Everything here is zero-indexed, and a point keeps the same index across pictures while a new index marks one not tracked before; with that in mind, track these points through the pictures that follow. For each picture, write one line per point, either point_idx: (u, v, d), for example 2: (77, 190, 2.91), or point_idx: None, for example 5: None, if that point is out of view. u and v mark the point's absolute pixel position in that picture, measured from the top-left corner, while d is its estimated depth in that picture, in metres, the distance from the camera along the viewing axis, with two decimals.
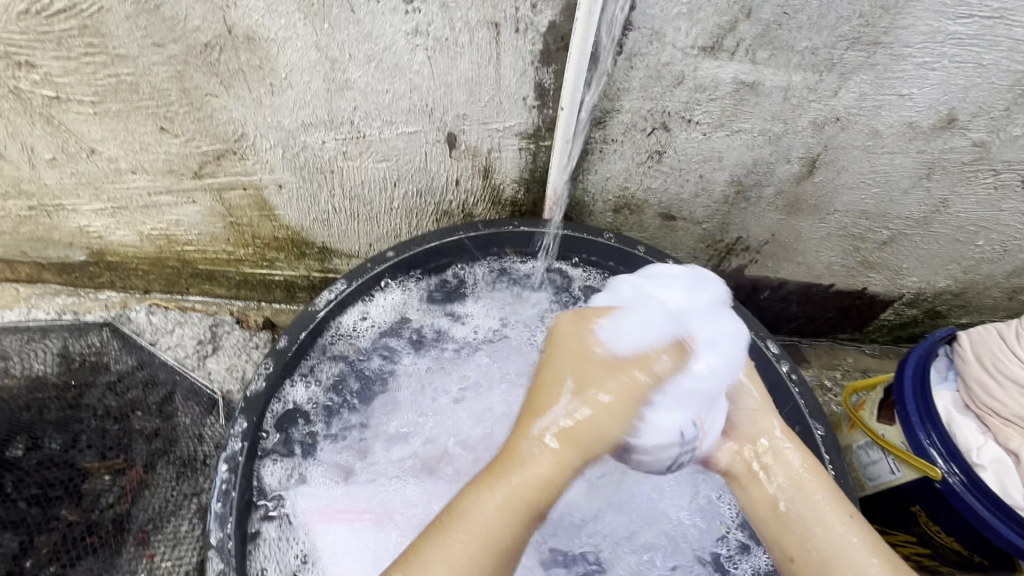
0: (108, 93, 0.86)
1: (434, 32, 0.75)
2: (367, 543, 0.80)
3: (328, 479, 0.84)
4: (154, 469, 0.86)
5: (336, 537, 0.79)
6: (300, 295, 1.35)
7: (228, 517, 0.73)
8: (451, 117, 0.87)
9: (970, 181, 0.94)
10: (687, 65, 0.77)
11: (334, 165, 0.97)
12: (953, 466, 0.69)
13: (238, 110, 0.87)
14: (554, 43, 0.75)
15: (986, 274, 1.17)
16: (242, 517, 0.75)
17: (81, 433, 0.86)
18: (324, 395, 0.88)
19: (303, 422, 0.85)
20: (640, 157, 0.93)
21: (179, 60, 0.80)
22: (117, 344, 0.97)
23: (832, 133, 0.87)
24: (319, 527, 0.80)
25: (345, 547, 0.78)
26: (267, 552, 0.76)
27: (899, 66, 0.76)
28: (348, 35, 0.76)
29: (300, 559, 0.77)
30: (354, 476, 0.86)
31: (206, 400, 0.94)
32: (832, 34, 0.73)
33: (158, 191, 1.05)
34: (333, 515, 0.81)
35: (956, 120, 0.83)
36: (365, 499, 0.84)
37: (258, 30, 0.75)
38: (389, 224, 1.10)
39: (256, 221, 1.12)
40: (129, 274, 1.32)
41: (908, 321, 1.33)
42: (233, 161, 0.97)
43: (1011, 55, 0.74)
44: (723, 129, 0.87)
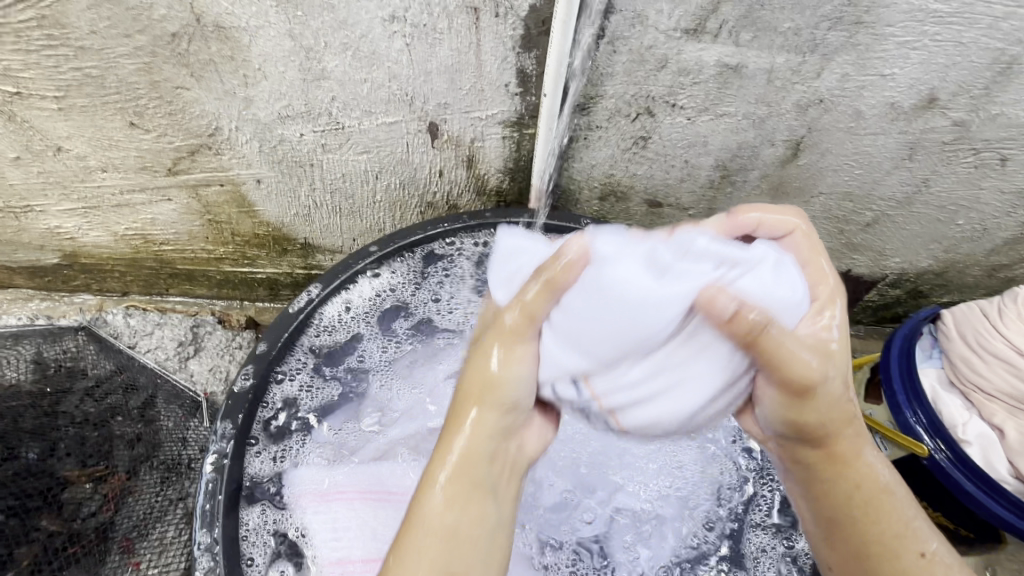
0: (72, 88, 0.82)
1: (411, 18, 0.72)
2: (366, 526, 0.77)
3: (323, 462, 0.82)
4: (137, 475, 0.84)
5: (333, 518, 0.77)
6: (284, 293, 1.33)
7: (218, 513, 0.70)
8: (432, 106, 0.85)
9: (950, 161, 0.94)
10: (670, 48, 0.76)
11: (314, 158, 0.95)
12: (940, 443, 0.69)
13: (211, 103, 0.85)
14: (535, 28, 0.74)
15: (966, 253, 1.19)
16: (232, 511, 0.72)
17: (58, 441, 0.80)
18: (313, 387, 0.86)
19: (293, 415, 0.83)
20: (625, 143, 0.92)
21: (146, 52, 0.77)
22: (94, 348, 0.95)
23: (815, 115, 0.87)
24: (316, 508, 0.77)
25: (344, 524, 0.76)
26: (256, 539, 0.73)
27: (881, 46, 0.76)
28: (322, 23, 0.73)
29: (297, 533, 0.76)
30: (350, 462, 0.84)
31: (188, 403, 0.94)
32: (815, 15, 0.72)
33: (131, 190, 1.02)
34: (330, 496, 0.79)
35: (937, 100, 0.83)
36: (362, 478, 0.81)
37: (228, 19, 0.72)
38: (372, 218, 1.08)
39: (235, 218, 1.09)
40: (105, 276, 1.28)
41: (891, 302, 1.35)
42: (208, 156, 0.94)
43: (991, 33, 0.74)
44: (708, 113, 0.87)
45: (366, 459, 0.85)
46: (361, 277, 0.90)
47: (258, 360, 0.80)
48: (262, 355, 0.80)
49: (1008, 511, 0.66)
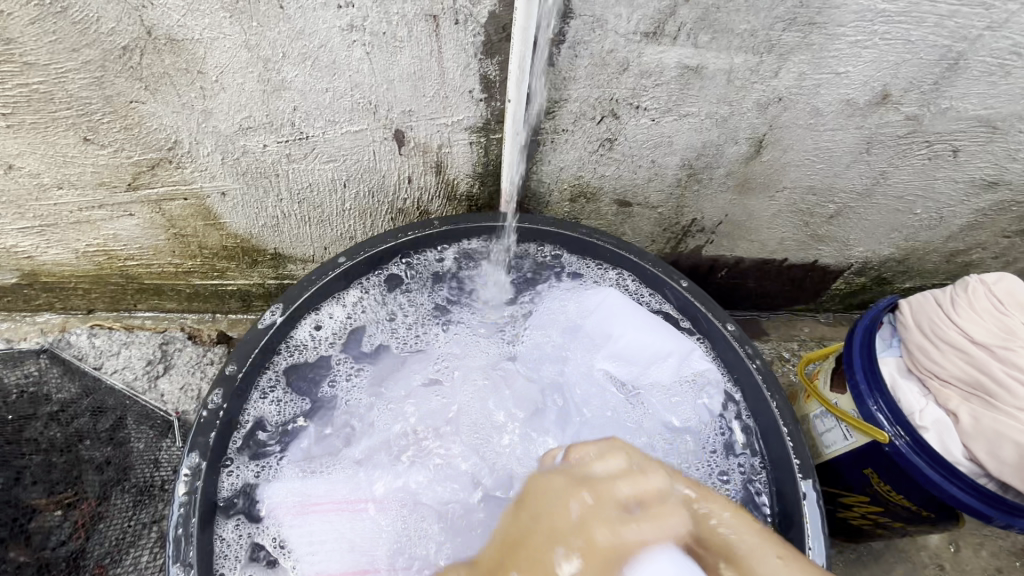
0: (21, 104, 0.79)
1: (370, 27, 0.72)
2: (339, 537, 0.75)
3: (299, 475, 0.80)
4: (109, 500, 0.82)
5: (313, 530, 0.75)
6: (256, 304, 1.30)
7: (191, 523, 0.69)
8: (397, 114, 0.84)
9: (905, 153, 0.97)
10: (631, 51, 0.77)
11: (279, 169, 0.93)
12: (899, 430, 0.72)
13: (168, 117, 0.82)
14: (496, 34, 0.74)
15: (925, 240, 1.23)
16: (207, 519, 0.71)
17: (24, 469, 0.80)
18: (287, 402, 0.84)
19: (267, 433, 0.82)
20: (592, 145, 0.92)
21: (96, 66, 0.75)
22: (58, 372, 0.92)
23: (776, 113, 0.89)
24: (295, 521, 0.75)
25: (320, 538, 0.74)
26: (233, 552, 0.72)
27: (834, 45, 0.78)
28: (279, 34, 0.72)
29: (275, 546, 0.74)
30: (323, 474, 0.81)
31: (160, 422, 0.91)
32: (769, 17, 0.73)
33: (89, 206, 0.99)
34: (308, 506, 0.77)
35: (890, 95, 0.86)
36: (342, 488, 0.79)
37: (181, 31, 0.71)
38: (342, 226, 1.07)
39: (201, 230, 1.07)
40: (68, 294, 1.24)
41: (857, 289, 1.39)
42: (169, 170, 0.92)
43: (937, 31, 0.77)
44: (671, 114, 0.88)
45: (341, 470, 0.81)
46: (330, 296, 0.91)
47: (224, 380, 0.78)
48: (230, 374, 0.79)
49: (963, 493, 0.68)
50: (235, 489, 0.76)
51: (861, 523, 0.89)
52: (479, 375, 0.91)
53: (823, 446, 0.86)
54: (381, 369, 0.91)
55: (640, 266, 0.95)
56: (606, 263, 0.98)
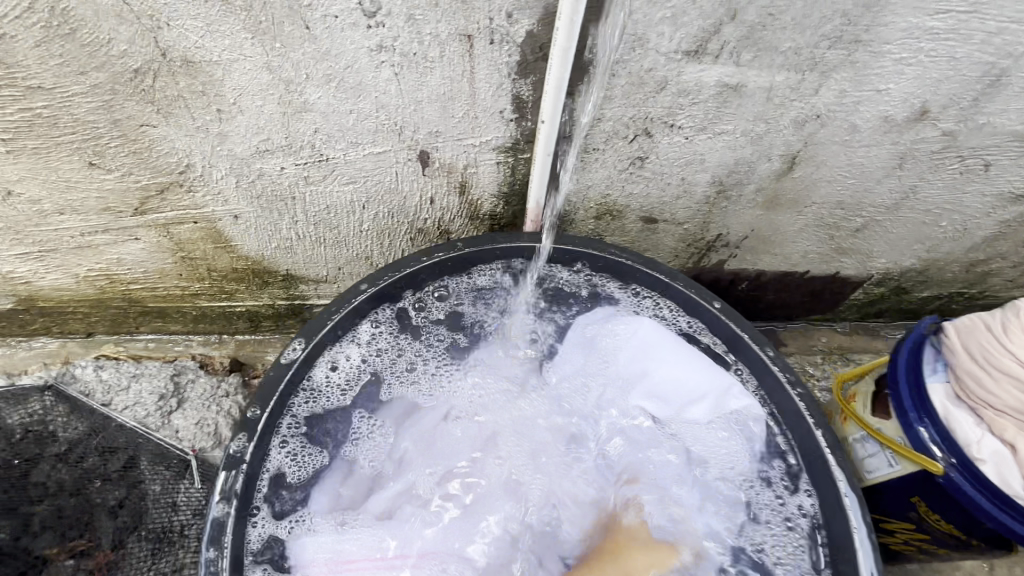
0: (22, 129, 0.74)
1: (401, 47, 0.68)
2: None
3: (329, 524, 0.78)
4: (124, 548, 0.78)
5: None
6: (265, 324, 1.25)
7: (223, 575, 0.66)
8: (423, 134, 0.81)
9: (937, 168, 0.96)
10: (671, 70, 0.74)
11: (296, 191, 0.89)
12: (951, 457, 0.71)
13: (181, 140, 0.78)
14: (532, 53, 0.70)
15: (947, 251, 1.22)
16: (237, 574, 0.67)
17: (32, 516, 0.78)
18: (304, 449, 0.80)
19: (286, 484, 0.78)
20: (623, 163, 0.89)
21: (106, 89, 0.70)
22: (63, 409, 0.86)
23: (812, 130, 0.86)
24: None
25: None
26: None
27: (878, 62, 0.76)
28: (303, 55, 0.68)
29: None
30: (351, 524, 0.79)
31: (176, 462, 0.84)
32: (815, 34, 0.71)
33: (93, 231, 0.94)
34: (340, 562, 0.75)
35: (929, 112, 0.84)
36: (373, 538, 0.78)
37: (199, 52, 0.66)
38: (358, 247, 1.03)
39: (210, 253, 1.02)
40: (67, 318, 1.19)
41: (876, 299, 1.38)
42: (180, 194, 0.87)
43: (983, 48, 0.75)
44: (706, 132, 0.85)
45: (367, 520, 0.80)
46: (348, 333, 0.86)
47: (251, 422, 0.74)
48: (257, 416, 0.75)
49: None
50: (262, 540, 0.73)
51: (902, 547, 0.88)
52: (502, 410, 0.91)
53: (864, 472, 0.84)
54: (401, 410, 0.89)
55: (672, 290, 0.92)
56: (640, 287, 0.95)
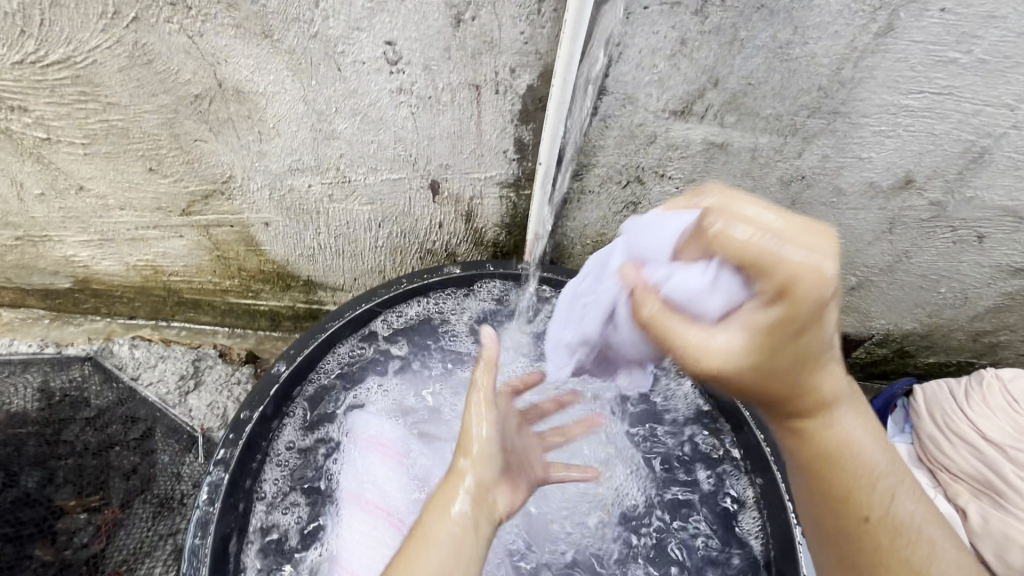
0: (100, 136, 0.88)
1: (418, 91, 0.78)
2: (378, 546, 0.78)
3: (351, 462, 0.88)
4: (130, 508, 0.87)
5: (367, 541, 0.79)
6: (284, 324, 1.35)
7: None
8: (435, 166, 0.90)
9: (929, 236, 0.98)
10: (659, 126, 0.81)
11: (321, 207, 0.99)
12: None
13: (226, 155, 0.90)
14: (532, 104, 0.79)
15: (951, 318, 1.21)
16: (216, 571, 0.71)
17: (57, 469, 0.86)
18: (286, 467, 0.85)
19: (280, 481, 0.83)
20: (617, 206, 0.96)
21: (170, 109, 0.82)
22: (98, 379, 0.99)
23: (798, 190, 0.91)
24: (352, 516, 0.81)
25: (361, 542, 0.78)
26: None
27: (858, 132, 0.80)
28: (334, 91, 0.79)
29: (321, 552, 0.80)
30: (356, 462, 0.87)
31: (186, 437, 0.98)
32: (795, 103, 0.77)
33: (145, 226, 1.07)
34: (368, 505, 0.82)
35: (913, 181, 0.88)
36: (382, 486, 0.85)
37: (248, 84, 0.78)
38: (373, 261, 1.12)
39: (242, 255, 1.14)
40: (113, 301, 1.32)
41: (879, 359, 1.37)
42: (221, 201, 0.99)
43: (961, 127, 0.78)
44: (695, 184, 0.91)
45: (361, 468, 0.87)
46: (414, 330, 1.00)
47: (240, 427, 0.80)
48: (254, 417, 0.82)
49: None
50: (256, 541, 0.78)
51: None
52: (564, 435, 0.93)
53: None
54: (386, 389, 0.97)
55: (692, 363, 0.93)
56: None
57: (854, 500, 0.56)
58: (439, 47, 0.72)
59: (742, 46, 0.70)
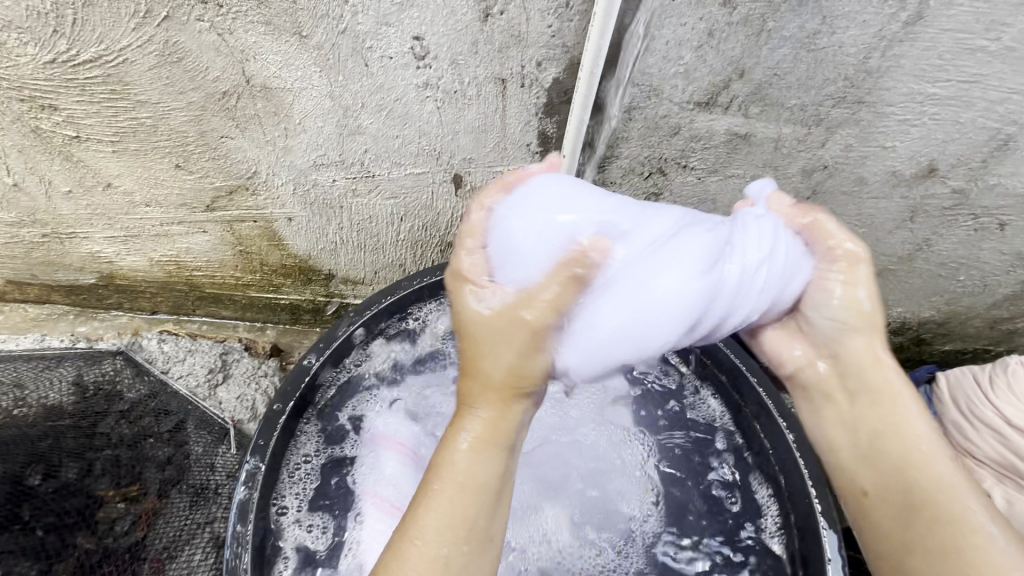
0: (128, 133, 0.89)
1: (444, 85, 0.79)
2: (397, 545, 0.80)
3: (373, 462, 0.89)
4: (168, 497, 0.89)
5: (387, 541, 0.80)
6: (304, 317, 1.37)
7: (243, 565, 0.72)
8: (458, 160, 0.91)
9: (950, 224, 0.99)
10: (683, 117, 0.82)
11: (344, 201, 1.00)
12: None
13: (252, 151, 0.91)
14: (557, 97, 0.80)
15: (968, 306, 1.22)
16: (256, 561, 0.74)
17: (94, 461, 0.87)
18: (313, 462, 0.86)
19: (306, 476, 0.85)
20: (638, 197, 0.97)
21: (198, 106, 0.83)
22: (130, 373, 1.03)
23: (820, 179, 0.91)
24: (374, 514, 0.82)
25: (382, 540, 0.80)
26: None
27: (883, 122, 0.81)
28: (361, 87, 0.79)
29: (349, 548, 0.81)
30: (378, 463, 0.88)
31: (217, 429, 1.02)
32: (820, 94, 0.77)
33: (170, 222, 1.09)
34: (385, 503, 0.84)
35: (936, 170, 0.88)
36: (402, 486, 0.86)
37: (275, 81, 0.79)
38: (394, 254, 1.14)
39: (264, 249, 1.15)
40: (136, 296, 1.34)
41: (895, 347, 1.38)
42: (245, 196, 1.01)
43: (987, 115, 0.78)
44: (717, 174, 0.92)
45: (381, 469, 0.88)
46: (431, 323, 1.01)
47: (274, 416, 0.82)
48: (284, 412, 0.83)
49: None
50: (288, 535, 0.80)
51: None
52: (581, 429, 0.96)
53: None
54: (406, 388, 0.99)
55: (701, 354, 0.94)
56: None
57: (921, 507, 0.58)
58: (466, 42, 0.73)
59: (769, 37, 0.70)
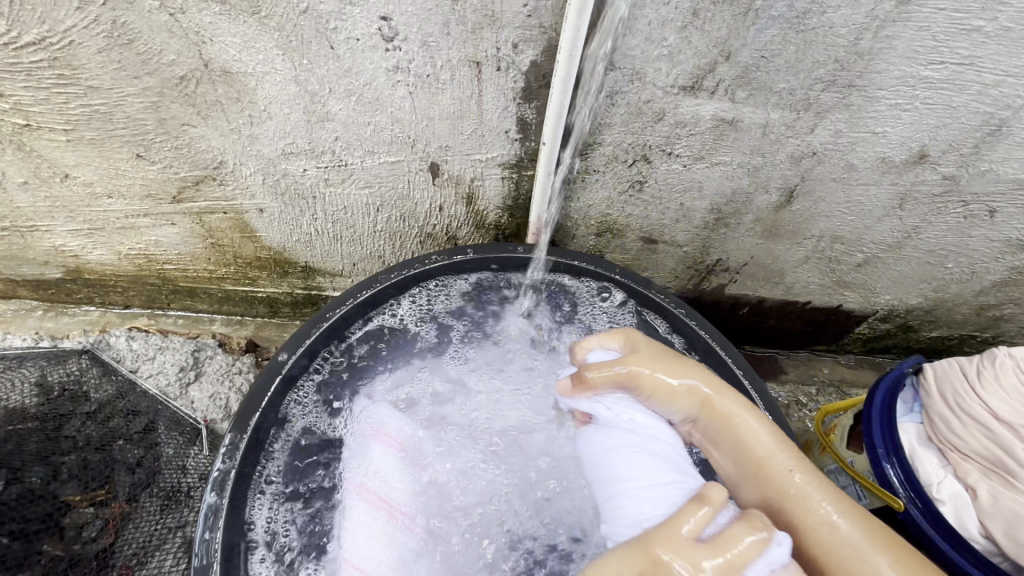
0: (82, 121, 0.84)
1: (415, 69, 0.74)
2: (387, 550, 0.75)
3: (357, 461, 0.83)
4: (138, 501, 0.86)
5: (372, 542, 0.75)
6: (283, 311, 1.33)
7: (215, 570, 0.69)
8: (434, 148, 0.87)
9: (940, 211, 0.96)
10: (668, 102, 0.78)
11: (316, 191, 0.96)
12: (915, 499, 0.71)
13: (217, 139, 0.86)
14: (536, 81, 0.76)
15: (955, 293, 1.21)
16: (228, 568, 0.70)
17: (60, 465, 0.83)
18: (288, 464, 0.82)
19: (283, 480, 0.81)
20: (622, 186, 0.93)
21: (155, 92, 0.78)
22: (96, 372, 0.99)
23: (809, 166, 0.89)
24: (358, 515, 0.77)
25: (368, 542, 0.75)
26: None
27: (873, 106, 0.78)
28: (327, 71, 0.75)
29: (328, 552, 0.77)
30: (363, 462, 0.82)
31: (189, 430, 0.98)
32: (810, 77, 0.74)
33: (135, 215, 1.04)
34: (371, 498, 0.79)
35: (927, 156, 0.85)
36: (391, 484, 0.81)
37: (235, 65, 0.74)
38: (371, 246, 1.10)
39: (237, 242, 1.11)
40: (107, 290, 1.29)
41: (882, 334, 1.37)
42: (213, 187, 0.96)
43: (980, 99, 0.75)
44: (703, 161, 0.89)
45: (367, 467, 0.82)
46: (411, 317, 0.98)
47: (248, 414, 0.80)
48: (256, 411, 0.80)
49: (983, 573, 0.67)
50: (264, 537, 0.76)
51: None
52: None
53: None
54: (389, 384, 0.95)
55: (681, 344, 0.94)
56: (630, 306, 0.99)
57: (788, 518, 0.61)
58: (437, 23, 0.68)
59: (756, 17, 0.67)
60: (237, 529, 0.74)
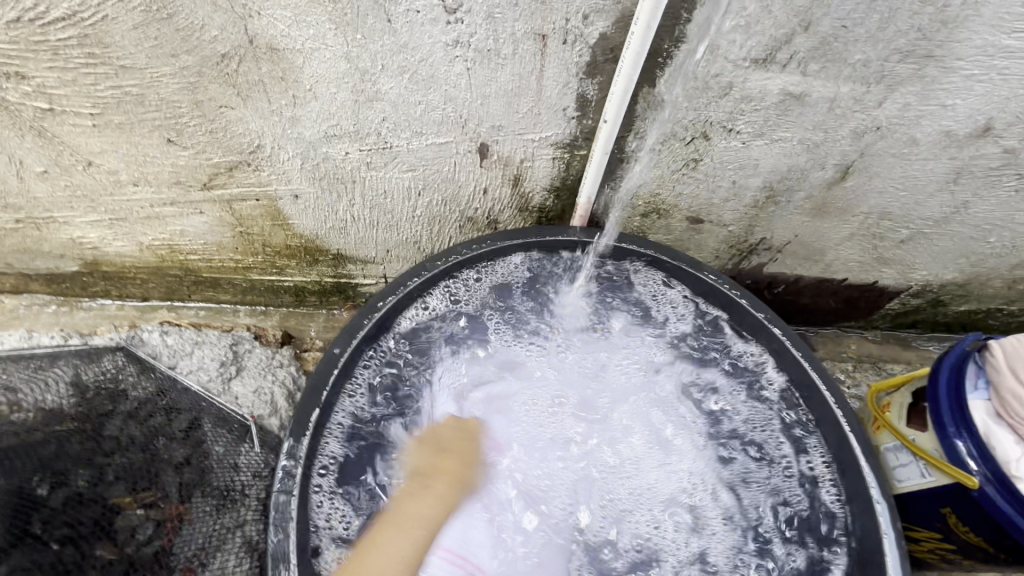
0: (111, 104, 0.78)
1: (476, 43, 0.70)
2: None
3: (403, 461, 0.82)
4: (192, 501, 0.84)
5: None
6: (309, 300, 1.28)
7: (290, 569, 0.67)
8: (486, 127, 0.83)
9: (993, 185, 0.95)
10: (736, 76, 0.75)
11: (356, 175, 0.92)
12: (988, 471, 0.73)
13: (255, 121, 0.81)
14: (602, 54, 0.72)
15: (991, 267, 1.21)
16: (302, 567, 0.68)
17: (106, 467, 0.79)
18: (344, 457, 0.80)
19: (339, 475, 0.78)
20: (676, 164, 0.90)
21: (193, 71, 0.73)
22: (133, 371, 0.96)
23: (870, 141, 0.87)
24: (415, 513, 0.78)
25: None
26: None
27: (947, 78, 0.75)
28: (381, 46, 0.70)
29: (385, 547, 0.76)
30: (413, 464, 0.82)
31: (236, 426, 0.96)
32: (888, 47, 0.71)
33: (161, 203, 0.99)
34: None
35: (992, 128, 0.83)
36: None
37: (282, 40, 0.69)
38: (408, 231, 1.06)
39: (267, 230, 1.06)
40: (125, 283, 1.24)
41: (913, 310, 1.37)
42: (246, 172, 0.91)
43: None
44: (763, 138, 0.86)
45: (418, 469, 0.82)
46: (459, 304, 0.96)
47: (309, 407, 0.77)
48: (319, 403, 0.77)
49: None
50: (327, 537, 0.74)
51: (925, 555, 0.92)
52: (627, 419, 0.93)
53: (894, 480, 0.87)
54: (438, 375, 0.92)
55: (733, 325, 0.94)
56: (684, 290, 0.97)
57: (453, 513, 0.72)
58: None
59: None
60: (304, 528, 0.72)
